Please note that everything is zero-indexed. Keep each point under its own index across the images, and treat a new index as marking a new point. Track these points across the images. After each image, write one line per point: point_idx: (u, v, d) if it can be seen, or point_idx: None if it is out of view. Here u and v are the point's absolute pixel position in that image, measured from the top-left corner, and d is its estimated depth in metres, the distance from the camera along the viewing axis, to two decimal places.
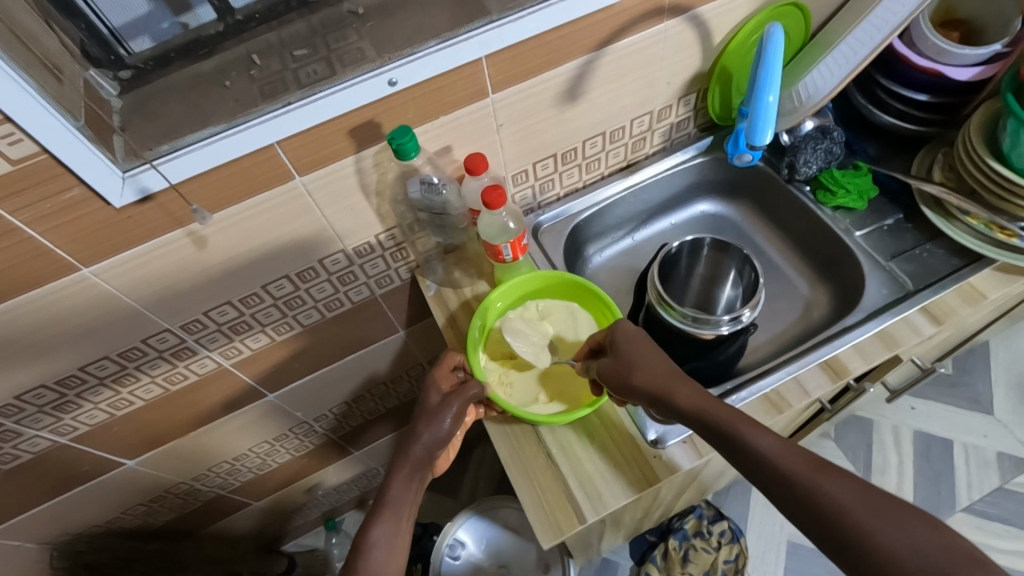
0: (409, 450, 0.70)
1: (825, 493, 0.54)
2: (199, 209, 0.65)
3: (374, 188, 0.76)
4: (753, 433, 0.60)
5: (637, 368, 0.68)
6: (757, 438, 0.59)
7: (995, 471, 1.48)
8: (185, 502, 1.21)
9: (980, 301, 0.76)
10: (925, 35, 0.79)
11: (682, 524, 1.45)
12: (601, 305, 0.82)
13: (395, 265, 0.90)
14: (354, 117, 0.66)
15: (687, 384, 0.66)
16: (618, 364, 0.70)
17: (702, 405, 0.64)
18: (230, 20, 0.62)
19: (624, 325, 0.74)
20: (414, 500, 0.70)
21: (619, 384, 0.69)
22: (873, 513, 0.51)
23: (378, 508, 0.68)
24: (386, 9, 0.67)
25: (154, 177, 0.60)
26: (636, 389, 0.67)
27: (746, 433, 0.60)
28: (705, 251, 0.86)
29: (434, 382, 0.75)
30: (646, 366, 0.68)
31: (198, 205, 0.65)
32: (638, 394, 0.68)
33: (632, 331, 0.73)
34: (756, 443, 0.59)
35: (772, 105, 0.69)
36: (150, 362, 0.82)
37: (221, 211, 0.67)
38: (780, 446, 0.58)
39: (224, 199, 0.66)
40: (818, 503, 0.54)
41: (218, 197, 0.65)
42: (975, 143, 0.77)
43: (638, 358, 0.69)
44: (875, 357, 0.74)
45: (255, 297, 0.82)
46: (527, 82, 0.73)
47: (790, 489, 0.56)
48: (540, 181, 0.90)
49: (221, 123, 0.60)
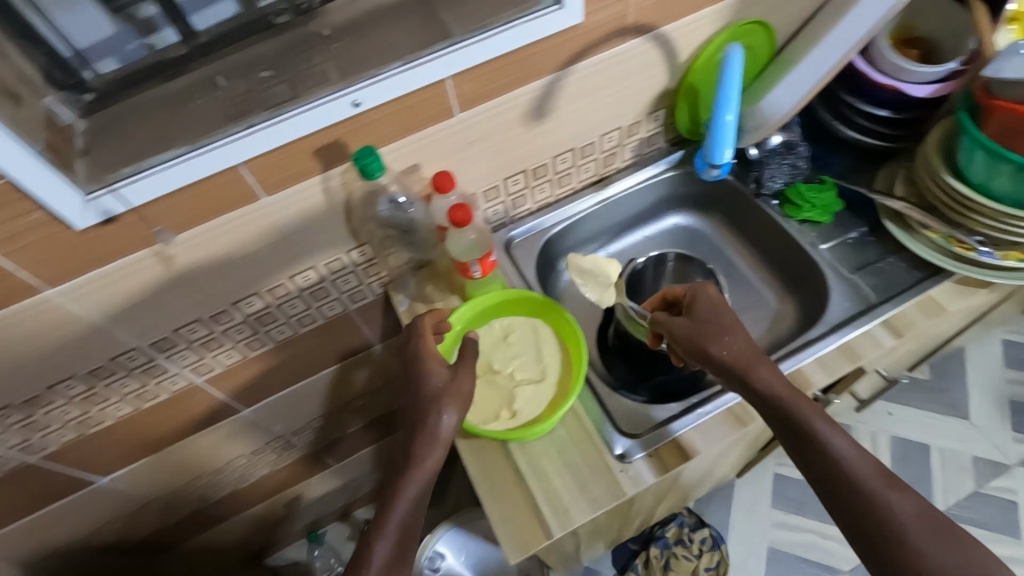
0: (433, 440, 0.70)
1: (890, 503, 0.58)
2: (161, 231, 0.66)
3: (342, 207, 0.76)
4: (830, 431, 0.62)
5: (717, 338, 0.69)
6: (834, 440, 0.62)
7: (971, 475, 1.51)
8: (162, 518, 1.21)
9: (940, 314, 0.77)
10: (884, 53, 0.81)
11: (663, 532, 1.45)
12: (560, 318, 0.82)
13: (367, 281, 0.90)
14: (319, 138, 0.67)
15: (766, 367, 0.67)
16: (696, 327, 0.71)
17: (780, 389, 0.65)
18: (194, 43, 0.64)
19: (708, 291, 0.73)
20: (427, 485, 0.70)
21: (694, 351, 0.70)
22: (928, 531, 0.56)
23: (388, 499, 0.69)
24: (352, 30, 0.67)
25: (114, 202, 0.60)
26: (712, 359, 0.68)
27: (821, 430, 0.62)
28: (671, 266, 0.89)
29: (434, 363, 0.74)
30: (727, 338, 0.69)
31: (161, 228, 0.65)
32: (715, 364, 0.68)
33: (715, 297, 0.73)
34: (832, 444, 0.61)
35: (730, 124, 0.71)
36: (120, 380, 0.82)
37: (184, 233, 0.67)
38: (852, 452, 0.61)
39: (185, 222, 0.66)
40: (882, 509, 0.58)
41: (179, 219, 0.65)
42: (932, 160, 0.78)
43: (719, 328, 0.70)
44: (837, 369, 0.76)
45: (225, 314, 0.82)
46: (494, 100, 0.74)
47: (854, 490, 0.59)
48: (511, 197, 0.91)
49: (184, 145, 0.60)
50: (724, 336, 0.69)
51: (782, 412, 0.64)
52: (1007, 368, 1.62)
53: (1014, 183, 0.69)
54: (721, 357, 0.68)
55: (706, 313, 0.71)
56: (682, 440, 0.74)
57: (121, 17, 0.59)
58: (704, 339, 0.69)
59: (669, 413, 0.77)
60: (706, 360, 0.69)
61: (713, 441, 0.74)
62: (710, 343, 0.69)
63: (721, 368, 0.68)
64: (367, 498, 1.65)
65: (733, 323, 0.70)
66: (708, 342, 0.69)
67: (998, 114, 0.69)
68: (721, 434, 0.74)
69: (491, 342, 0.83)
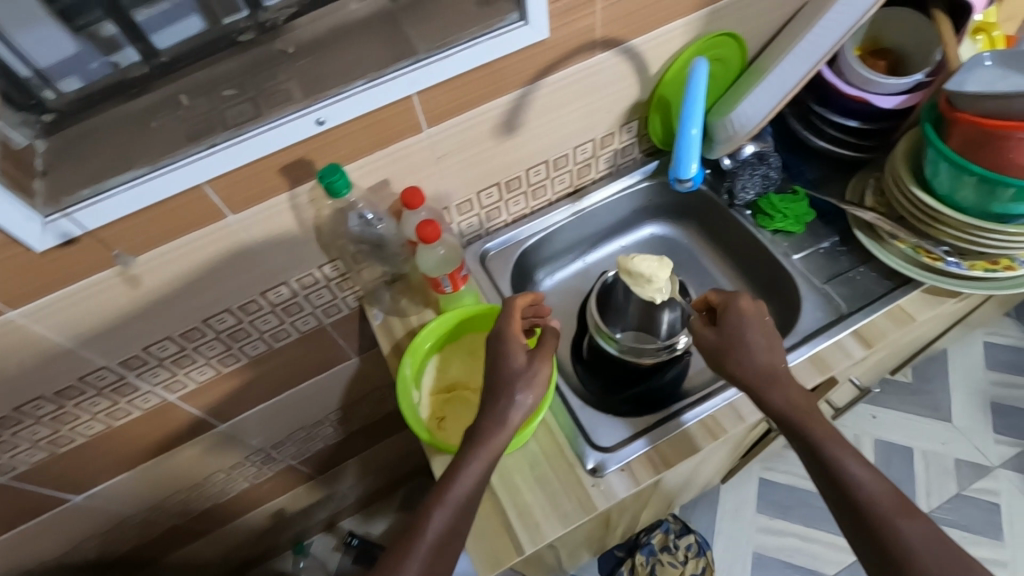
0: (500, 425, 0.65)
1: (900, 531, 0.55)
2: (120, 254, 0.65)
3: (312, 223, 0.76)
4: (846, 456, 0.60)
5: (742, 352, 0.69)
6: (850, 466, 0.60)
7: (954, 478, 1.51)
8: (140, 535, 1.19)
9: (909, 323, 0.78)
10: (852, 65, 0.82)
11: (649, 539, 1.45)
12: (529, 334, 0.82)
13: (341, 295, 0.90)
14: (285, 156, 0.66)
15: (781, 386, 0.66)
16: (729, 336, 0.70)
17: (792, 411, 0.65)
18: (156, 62, 0.61)
19: (752, 302, 0.73)
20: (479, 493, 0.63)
21: (721, 357, 0.70)
22: (941, 561, 0.53)
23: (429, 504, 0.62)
24: (317, 46, 0.66)
25: (69, 226, 0.59)
26: (733, 374, 0.69)
27: (840, 454, 0.61)
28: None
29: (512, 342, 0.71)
30: (753, 353, 0.69)
31: (119, 251, 0.65)
32: (742, 373, 0.68)
33: (755, 308, 0.72)
34: (846, 469, 0.60)
35: (696, 138, 0.71)
36: (90, 400, 0.82)
37: (144, 255, 0.67)
38: (870, 477, 0.59)
39: (146, 244, 0.66)
40: (891, 535, 0.56)
41: (139, 241, 0.65)
42: (900, 170, 0.79)
43: (752, 340, 0.69)
44: (808, 381, 0.76)
45: (196, 331, 0.81)
46: (462, 115, 0.74)
47: (863, 515, 0.58)
48: (485, 209, 0.91)
49: (144, 165, 0.60)
50: (757, 349, 0.69)
51: (799, 431, 0.63)
52: (988, 370, 1.64)
53: (976, 195, 0.71)
54: (749, 368, 0.68)
55: (744, 322, 0.71)
56: (653, 453, 0.74)
57: (84, 36, 0.56)
58: (735, 348, 0.69)
59: (640, 426, 0.77)
60: (732, 367, 0.69)
61: (684, 453, 0.74)
62: (740, 353, 0.69)
63: (746, 378, 0.68)
64: (352, 509, 1.64)
65: (771, 338, 0.70)
66: (740, 352, 0.69)
67: (962, 126, 0.69)
68: (692, 446, 0.74)
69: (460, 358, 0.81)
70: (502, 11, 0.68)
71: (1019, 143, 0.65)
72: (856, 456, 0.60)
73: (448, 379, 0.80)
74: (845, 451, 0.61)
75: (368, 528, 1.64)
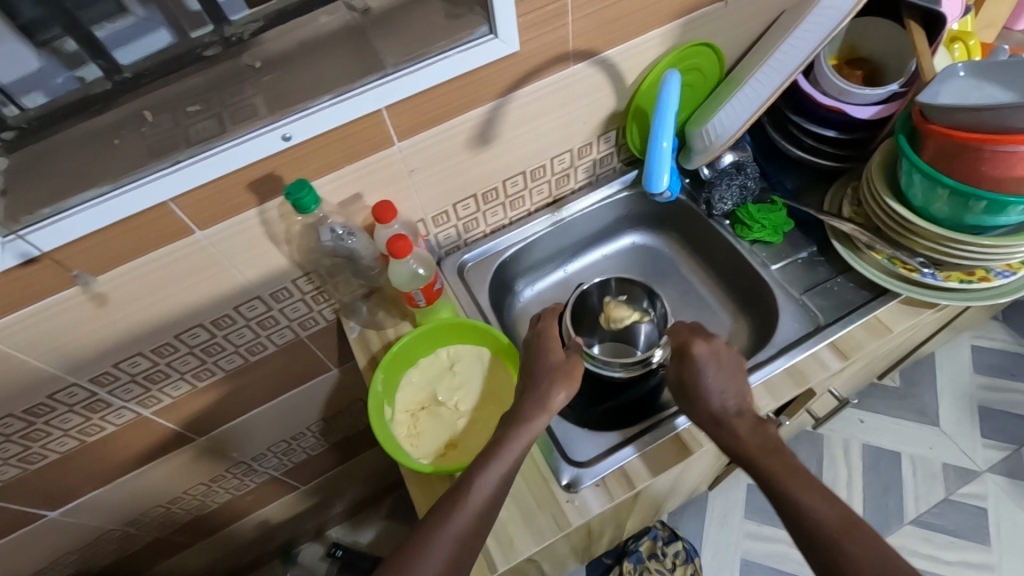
0: (542, 406, 0.69)
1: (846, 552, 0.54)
2: (80, 274, 0.65)
3: (283, 237, 0.75)
4: (800, 489, 0.59)
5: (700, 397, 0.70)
6: (810, 499, 0.58)
7: (941, 482, 1.47)
8: (120, 549, 1.18)
9: (886, 334, 0.77)
10: (827, 75, 0.82)
11: (637, 546, 1.43)
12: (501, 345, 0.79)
13: (317, 307, 0.89)
14: (251, 172, 0.66)
15: (741, 424, 0.67)
16: (691, 377, 0.71)
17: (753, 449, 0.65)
18: (119, 78, 0.60)
19: (717, 342, 0.73)
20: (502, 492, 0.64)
21: (684, 396, 0.72)
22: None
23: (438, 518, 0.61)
24: (284, 61, 0.66)
25: (25, 247, 0.59)
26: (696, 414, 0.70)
27: (795, 488, 0.60)
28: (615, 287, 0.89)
29: (548, 344, 0.77)
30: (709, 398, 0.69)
31: (79, 271, 0.64)
32: (702, 412, 0.70)
33: (720, 350, 0.73)
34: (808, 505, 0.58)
35: (666, 151, 0.71)
36: (60, 417, 0.81)
37: (105, 274, 0.66)
38: (827, 508, 0.57)
39: (108, 263, 0.65)
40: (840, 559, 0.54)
41: (100, 261, 0.64)
42: (875, 180, 0.79)
43: (714, 381, 0.70)
44: (785, 395, 0.76)
45: (168, 347, 0.80)
46: (433, 129, 0.74)
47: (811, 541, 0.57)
48: (462, 221, 0.90)
49: (106, 184, 0.59)
50: (719, 390, 0.70)
51: (755, 467, 0.64)
52: (976, 374, 1.59)
53: (950, 207, 0.71)
54: (708, 409, 0.69)
55: (706, 363, 0.71)
56: (628, 468, 0.74)
57: (47, 51, 0.55)
58: (696, 389, 0.70)
59: (615, 439, 0.76)
60: (693, 406, 0.70)
61: (658, 467, 0.73)
62: (701, 393, 0.70)
63: (704, 418, 0.69)
64: (339, 517, 1.62)
65: (733, 378, 0.71)
66: (701, 392, 0.70)
67: (936, 138, 0.69)
68: (667, 460, 0.74)
69: (436, 372, 0.80)
70: (472, 25, 0.68)
71: (991, 155, 0.65)
72: (804, 487, 0.59)
73: (425, 394, 0.79)
74: (794, 486, 0.60)
75: (356, 537, 1.63)
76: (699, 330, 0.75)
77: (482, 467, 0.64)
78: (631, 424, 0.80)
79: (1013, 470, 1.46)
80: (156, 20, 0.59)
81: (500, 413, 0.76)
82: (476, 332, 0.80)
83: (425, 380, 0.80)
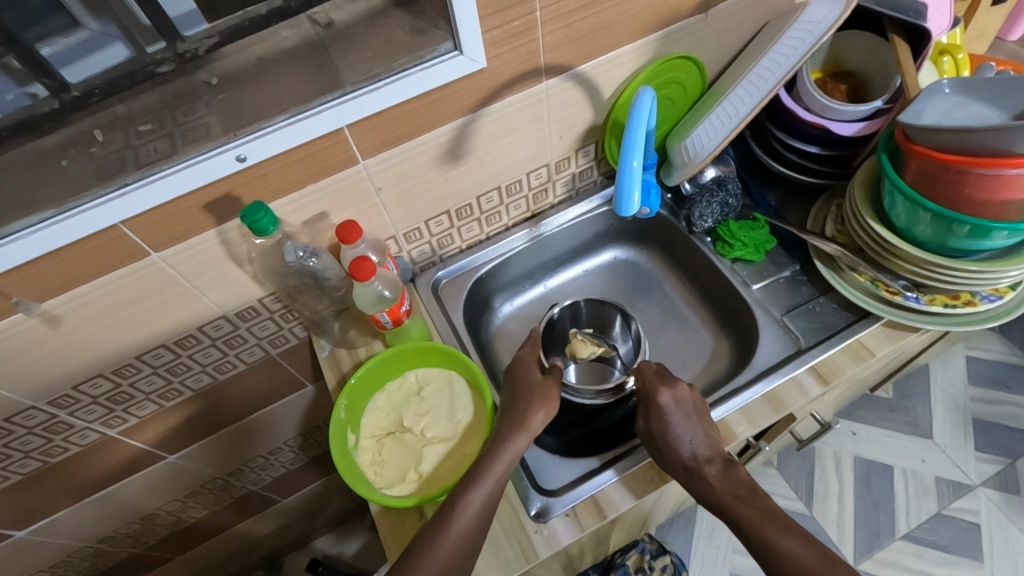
0: (518, 425, 0.68)
1: None
2: (21, 300, 0.62)
3: (246, 256, 0.73)
4: (777, 534, 0.59)
5: (667, 446, 0.68)
6: (786, 543, 0.59)
7: (933, 496, 1.42)
8: (94, 566, 1.16)
9: (867, 359, 0.75)
10: (810, 91, 0.79)
11: (624, 560, 1.27)
12: (470, 369, 0.76)
13: (287, 325, 0.87)
14: (207, 193, 0.64)
15: (712, 470, 0.66)
16: (659, 428, 0.69)
17: (725, 498, 0.64)
18: (67, 97, 0.58)
19: (681, 388, 0.72)
20: (487, 519, 0.62)
21: (654, 446, 0.69)
22: None
23: (417, 553, 0.58)
24: (242, 79, 0.64)
25: None
26: (667, 461, 0.68)
27: (771, 532, 0.60)
28: (586, 310, 0.89)
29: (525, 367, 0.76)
30: (675, 449, 0.67)
31: (19, 297, 0.62)
32: (673, 462, 0.67)
33: (692, 402, 0.71)
34: (785, 549, 0.58)
35: (637, 171, 0.68)
36: (20, 439, 0.79)
37: (52, 299, 0.64)
38: (806, 551, 0.58)
39: (54, 288, 0.63)
40: None
41: (44, 287, 0.62)
42: (857, 201, 0.76)
43: (683, 429, 0.68)
44: (763, 421, 0.73)
45: (130, 367, 0.78)
46: (399, 147, 0.71)
47: None
48: (436, 237, 0.88)
49: (50, 208, 0.57)
50: (688, 437, 0.68)
51: (730, 516, 0.63)
52: (970, 386, 1.54)
53: (933, 230, 0.68)
54: (679, 458, 0.67)
55: (672, 413, 0.70)
56: (599, 497, 0.71)
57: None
58: (666, 438, 0.68)
59: (587, 468, 0.75)
60: (664, 457, 0.68)
61: (631, 495, 0.71)
62: (671, 443, 0.68)
63: (676, 468, 0.67)
64: (325, 528, 1.60)
65: (702, 425, 0.69)
66: (671, 441, 0.68)
67: (917, 158, 0.67)
68: (640, 490, 0.71)
69: (404, 397, 0.78)
70: (437, 41, 0.65)
71: (977, 178, 0.62)
72: (781, 529, 0.60)
73: (393, 420, 0.77)
74: (771, 528, 0.60)
75: (342, 548, 1.61)
76: (666, 376, 0.74)
77: (445, 503, 0.62)
78: (607, 450, 0.78)
79: (1007, 484, 1.41)
80: (111, 34, 0.57)
81: (468, 442, 0.73)
82: (445, 355, 0.78)
83: (393, 405, 0.78)
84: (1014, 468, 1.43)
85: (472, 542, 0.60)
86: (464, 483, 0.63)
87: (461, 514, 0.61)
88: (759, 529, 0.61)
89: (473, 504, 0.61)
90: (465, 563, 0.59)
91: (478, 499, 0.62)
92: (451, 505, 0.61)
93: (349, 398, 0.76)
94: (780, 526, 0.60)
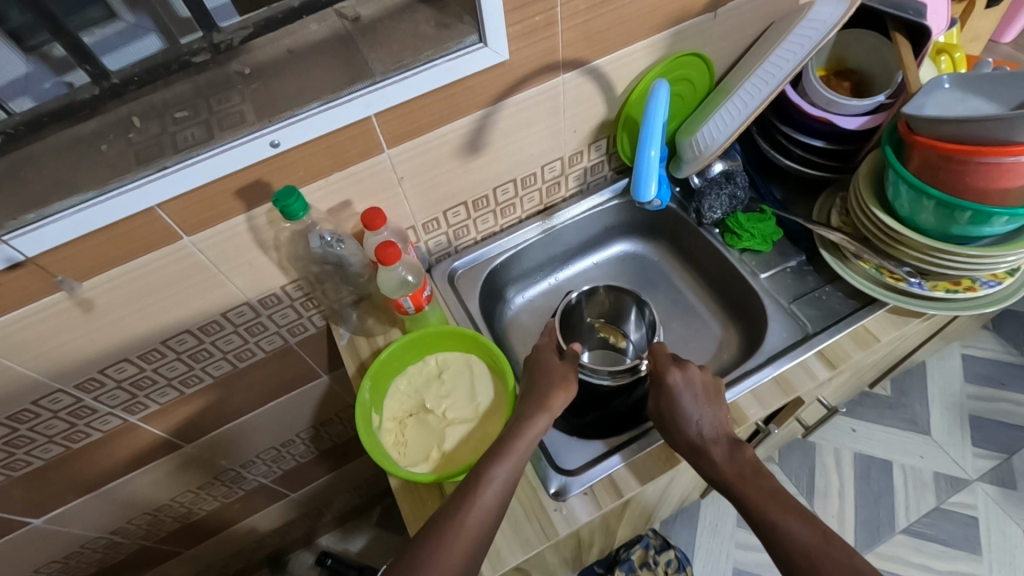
0: (536, 408, 0.70)
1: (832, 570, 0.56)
2: (63, 280, 0.64)
3: (272, 243, 0.76)
4: (784, 509, 0.61)
5: (679, 426, 0.70)
6: (788, 527, 0.60)
7: (932, 491, 1.44)
8: (106, 557, 1.17)
9: (873, 344, 0.78)
10: (816, 87, 0.82)
11: (628, 555, 1.29)
12: (490, 353, 0.79)
13: (307, 314, 0.89)
14: (238, 179, 0.66)
15: (721, 447, 0.68)
16: (670, 408, 0.71)
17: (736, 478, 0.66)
18: (107, 84, 0.58)
19: (692, 369, 0.74)
20: (510, 492, 0.64)
21: (663, 426, 0.72)
22: None
23: (442, 524, 0.60)
24: (273, 70, 0.65)
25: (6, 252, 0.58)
26: (676, 441, 0.70)
27: (774, 512, 0.61)
28: (604, 295, 0.91)
29: (544, 355, 0.78)
30: (687, 428, 0.70)
31: (62, 276, 0.64)
32: (682, 442, 0.70)
33: (699, 381, 0.73)
34: (788, 527, 0.59)
35: (654, 159, 0.72)
36: (45, 423, 0.80)
37: (89, 280, 0.66)
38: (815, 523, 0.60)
39: (90, 269, 0.65)
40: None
41: (81, 267, 0.64)
42: (862, 191, 0.80)
43: (691, 409, 0.71)
44: (772, 402, 0.76)
45: (156, 352, 0.80)
46: (421, 137, 0.74)
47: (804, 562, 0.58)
48: (453, 228, 0.90)
49: (91, 190, 0.59)
50: (697, 418, 0.70)
51: (733, 497, 0.65)
52: (966, 384, 1.57)
53: (936, 218, 0.71)
54: (686, 438, 0.69)
55: (681, 394, 0.72)
56: (615, 476, 0.73)
57: (35, 56, 0.53)
58: (675, 418, 0.71)
59: (602, 450, 0.77)
60: (671, 436, 0.71)
61: (645, 476, 0.73)
62: (679, 423, 0.70)
63: (683, 448, 0.69)
64: (330, 525, 1.60)
65: (712, 407, 0.72)
66: (679, 422, 0.70)
67: (921, 149, 0.70)
68: (654, 469, 0.73)
69: (424, 380, 0.81)
70: (462, 35, 0.68)
71: (976, 167, 0.66)
72: (784, 510, 0.61)
73: (414, 404, 0.79)
74: (774, 509, 0.61)
75: (346, 546, 1.61)
76: (678, 359, 0.76)
77: (469, 477, 0.64)
78: (623, 432, 0.80)
79: (1003, 479, 1.44)
80: (146, 26, 0.57)
81: (491, 424, 0.75)
82: (467, 341, 0.81)
83: (414, 388, 0.80)
84: (1010, 464, 1.45)
85: (495, 515, 0.62)
86: (485, 458, 0.65)
87: (484, 488, 0.62)
88: (763, 508, 0.62)
89: (497, 479, 0.63)
90: (488, 533, 0.61)
91: (501, 474, 0.64)
92: (476, 479, 0.63)
93: (373, 379, 0.77)
94: (781, 506, 0.61)
